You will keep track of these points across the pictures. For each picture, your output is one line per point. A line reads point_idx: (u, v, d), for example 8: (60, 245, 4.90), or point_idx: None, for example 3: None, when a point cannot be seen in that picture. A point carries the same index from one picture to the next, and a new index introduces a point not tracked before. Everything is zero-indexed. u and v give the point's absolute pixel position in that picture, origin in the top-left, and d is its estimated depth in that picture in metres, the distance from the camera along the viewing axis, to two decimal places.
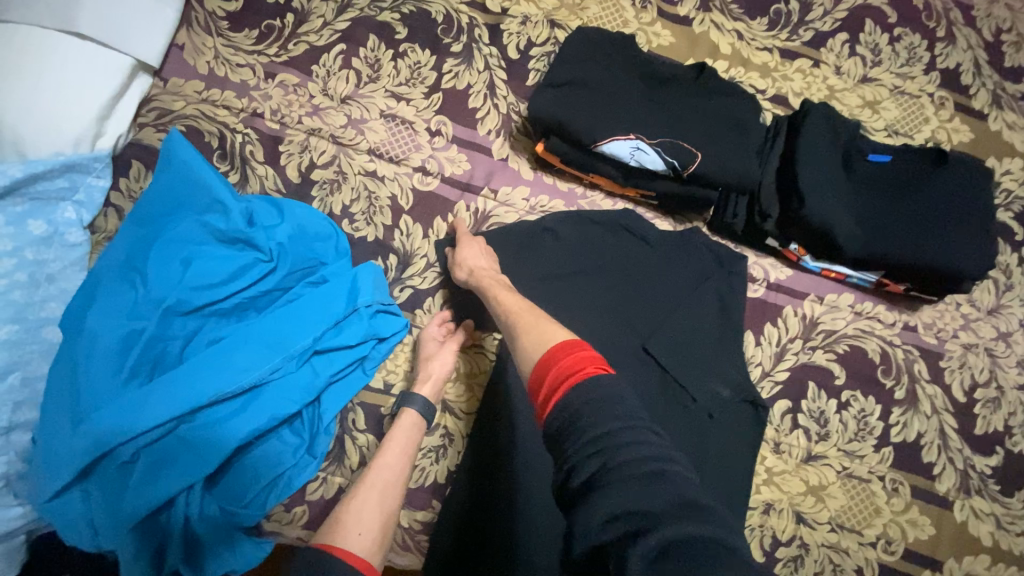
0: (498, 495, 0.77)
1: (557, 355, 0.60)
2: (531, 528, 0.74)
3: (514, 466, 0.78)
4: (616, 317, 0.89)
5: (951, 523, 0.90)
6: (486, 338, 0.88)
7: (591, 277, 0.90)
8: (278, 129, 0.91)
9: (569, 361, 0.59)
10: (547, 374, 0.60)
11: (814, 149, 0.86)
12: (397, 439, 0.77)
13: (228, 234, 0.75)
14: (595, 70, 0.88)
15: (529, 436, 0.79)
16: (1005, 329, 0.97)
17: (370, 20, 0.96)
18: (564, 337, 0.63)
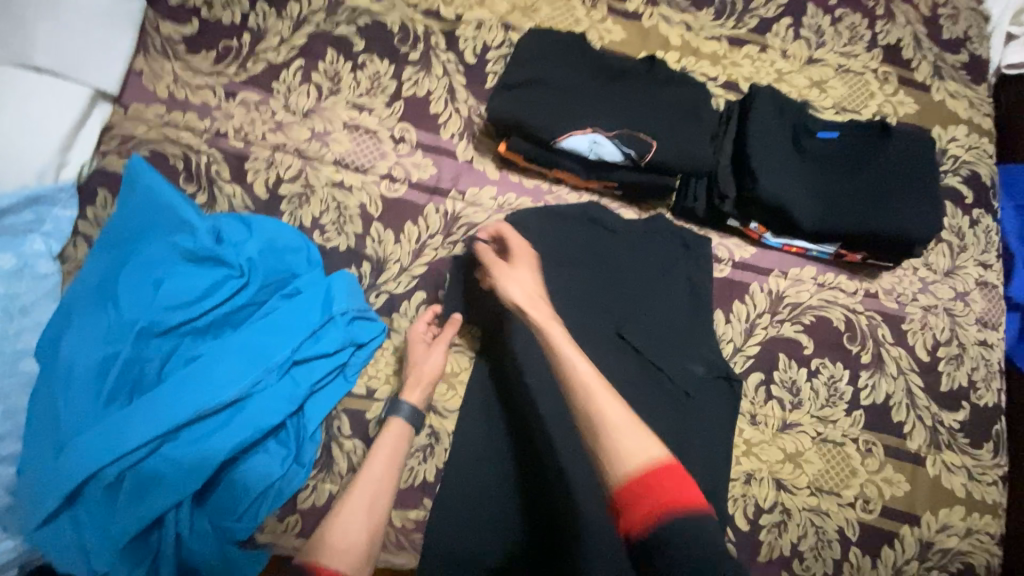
0: (489, 483, 0.82)
1: (658, 481, 0.53)
2: (523, 510, 0.81)
3: (502, 456, 0.83)
4: (591, 306, 0.92)
5: (925, 479, 0.94)
6: (466, 336, 0.90)
7: (565, 269, 0.93)
8: (243, 147, 0.92)
9: (670, 495, 0.53)
10: (641, 497, 0.53)
11: (763, 130, 0.90)
12: (387, 441, 0.79)
13: (196, 252, 0.76)
14: (549, 69, 0.90)
15: (519, 428, 0.84)
16: (962, 289, 1.01)
17: (327, 34, 0.99)
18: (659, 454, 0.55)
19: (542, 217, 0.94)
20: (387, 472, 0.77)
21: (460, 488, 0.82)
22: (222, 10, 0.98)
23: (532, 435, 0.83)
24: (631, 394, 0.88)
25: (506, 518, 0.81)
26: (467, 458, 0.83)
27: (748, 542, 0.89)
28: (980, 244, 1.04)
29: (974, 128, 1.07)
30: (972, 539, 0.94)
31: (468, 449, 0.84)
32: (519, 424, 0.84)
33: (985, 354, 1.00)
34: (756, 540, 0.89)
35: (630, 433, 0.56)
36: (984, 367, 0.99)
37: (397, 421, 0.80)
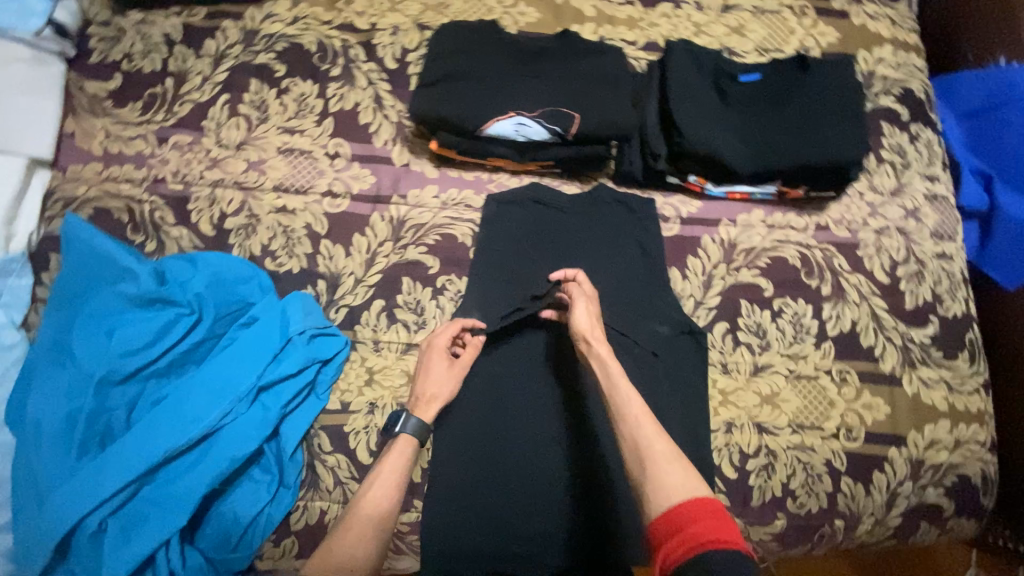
0: (489, 472, 0.86)
1: (695, 515, 0.59)
2: (525, 492, 0.86)
3: (501, 443, 0.87)
4: None
5: (905, 398, 0.94)
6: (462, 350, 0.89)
7: (531, 254, 0.96)
8: (182, 190, 0.94)
9: (705, 528, 0.58)
10: (677, 529, 0.59)
11: (684, 84, 0.92)
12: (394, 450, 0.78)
13: (142, 297, 0.77)
14: (466, 61, 0.92)
15: (514, 415, 0.89)
16: (912, 206, 1.02)
17: (248, 65, 1.00)
18: (700, 495, 0.62)
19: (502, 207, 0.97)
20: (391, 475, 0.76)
21: (460, 479, 0.86)
22: (143, 60, 1.00)
23: (527, 418, 0.89)
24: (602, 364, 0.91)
25: (506, 502, 0.85)
26: (465, 451, 0.87)
27: (739, 490, 0.90)
28: (922, 159, 1.05)
29: (899, 46, 1.08)
30: (962, 449, 0.95)
31: (462, 443, 0.87)
32: (511, 412, 0.89)
33: (946, 266, 1.00)
34: (747, 486, 0.90)
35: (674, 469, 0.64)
36: (947, 279, 1.00)
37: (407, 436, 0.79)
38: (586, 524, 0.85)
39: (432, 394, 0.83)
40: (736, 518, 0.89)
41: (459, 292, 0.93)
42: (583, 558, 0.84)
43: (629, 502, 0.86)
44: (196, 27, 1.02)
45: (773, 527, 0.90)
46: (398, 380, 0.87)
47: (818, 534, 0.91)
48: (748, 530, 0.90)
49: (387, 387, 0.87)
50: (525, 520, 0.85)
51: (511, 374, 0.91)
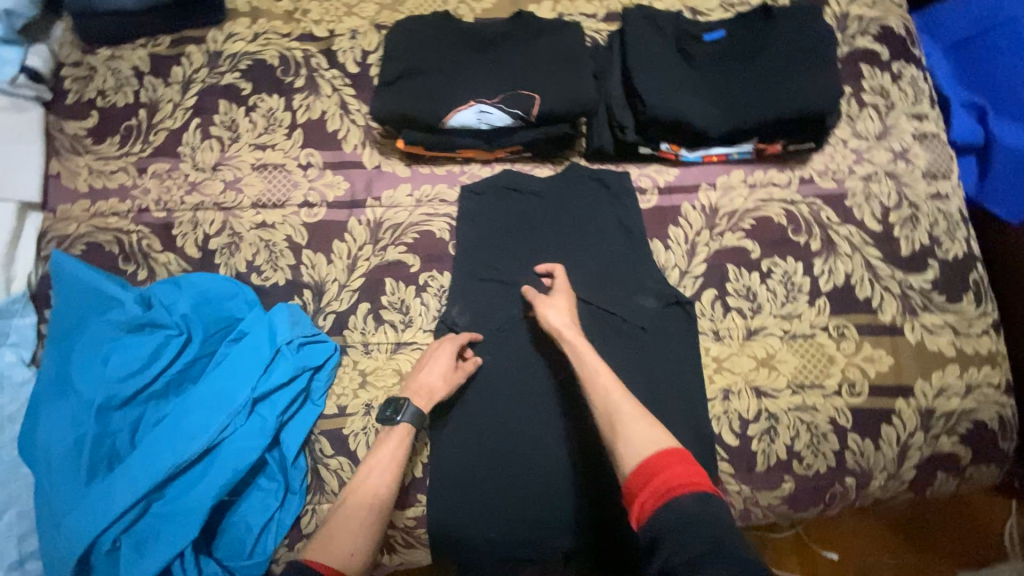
0: (489, 461, 0.86)
1: (665, 464, 0.62)
2: (526, 477, 0.86)
3: (498, 432, 0.87)
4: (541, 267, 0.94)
5: (908, 348, 0.91)
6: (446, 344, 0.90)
7: (510, 241, 0.95)
8: (166, 216, 0.97)
9: (675, 474, 0.61)
10: (649, 478, 0.62)
11: (645, 50, 0.90)
12: (390, 439, 0.79)
13: (131, 322, 0.80)
14: (422, 55, 0.92)
15: (508, 404, 0.88)
16: (901, 148, 0.98)
17: (215, 87, 1.02)
18: (668, 446, 0.65)
19: (476, 197, 0.96)
20: (387, 462, 0.77)
21: (460, 471, 0.86)
22: (116, 95, 1.03)
23: (522, 406, 0.88)
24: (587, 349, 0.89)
25: (508, 490, 0.86)
26: (463, 443, 0.87)
27: (742, 456, 0.89)
28: (908, 98, 1.00)
29: None
30: (975, 394, 0.91)
31: (458, 435, 0.88)
32: (505, 401, 0.88)
33: (942, 206, 0.96)
34: (750, 451, 0.89)
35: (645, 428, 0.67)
36: (944, 219, 0.96)
37: (405, 423, 0.79)
38: (591, 506, 0.85)
39: (428, 385, 0.82)
40: (742, 485, 0.88)
41: (441, 288, 0.94)
42: (590, 537, 0.85)
43: None
44: (163, 56, 1.05)
45: (782, 490, 0.89)
46: (390, 380, 0.88)
47: (829, 494, 0.89)
48: (756, 495, 0.89)
49: (380, 387, 0.88)
50: (529, 506, 0.85)
51: (501, 363, 0.90)
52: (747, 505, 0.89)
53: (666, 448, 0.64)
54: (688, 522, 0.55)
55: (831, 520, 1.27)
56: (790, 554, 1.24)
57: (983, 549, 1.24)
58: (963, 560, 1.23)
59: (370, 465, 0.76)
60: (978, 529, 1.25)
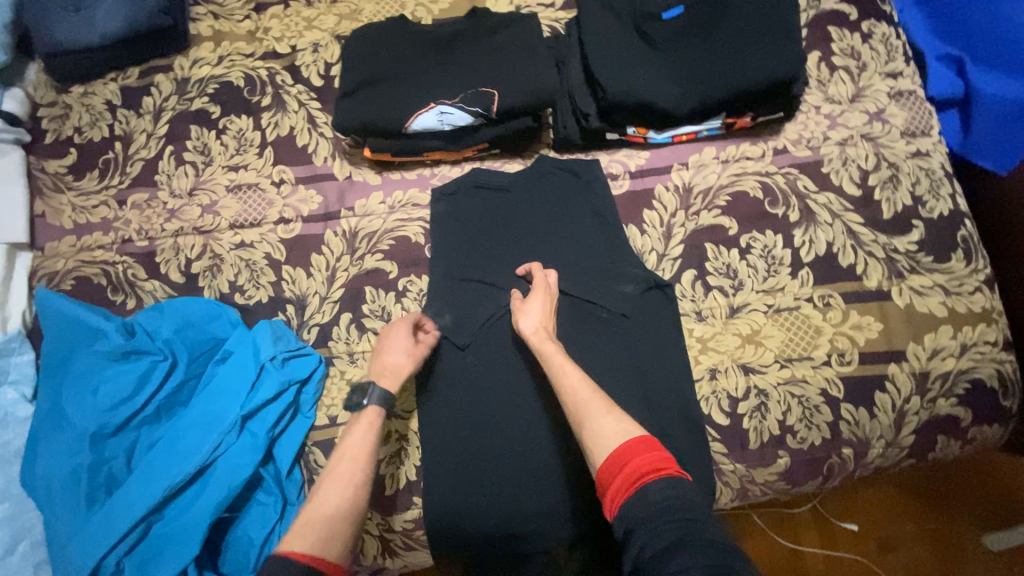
0: (481, 460, 0.87)
1: (633, 452, 0.61)
2: (518, 472, 0.86)
3: (486, 431, 0.88)
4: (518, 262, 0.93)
5: (897, 312, 0.89)
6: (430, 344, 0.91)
7: (485, 238, 0.95)
8: (148, 245, 0.99)
9: (643, 461, 0.60)
10: (620, 469, 0.61)
11: (602, 35, 0.89)
12: (362, 422, 0.78)
13: (118, 351, 0.83)
14: (381, 62, 0.92)
15: (495, 401, 0.88)
16: (876, 109, 0.96)
17: (185, 113, 1.04)
18: (637, 435, 0.64)
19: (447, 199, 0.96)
20: (361, 444, 0.75)
21: (452, 472, 0.87)
22: (91, 130, 1.05)
23: (508, 403, 0.88)
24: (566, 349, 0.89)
25: (501, 486, 0.86)
26: (453, 444, 0.88)
27: (734, 435, 0.88)
28: (880, 57, 0.98)
29: None
30: (971, 354, 0.89)
31: (448, 436, 0.88)
32: (491, 399, 0.89)
33: (923, 164, 0.94)
34: (742, 430, 0.88)
35: (609, 418, 0.67)
36: (926, 177, 0.93)
37: (373, 405, 0.79)
38: (585, 496, 0.85)
39: (393, 365, 0.83)
40: (736, 464, 0.88)
41: (421, 291, 0.94)
42: (586, 528, 0.85)
43: None
44: (133, 87, 1.07)
45: (777, 466, 0.87)
46: None
47: (826, 466, 0.88)
48: (751, 473, 0.88)
49: None
50: (524, 501, 0.85)
51: (484, 362, 0.90)
52: (743, 484, 0.88)
53: (633, 437, 0.63)
54: (664, 508, 0.55)
55: (850, 490, 1.26)
56: (810, 527, 1.23)
57: (1009, 509, 1.21)
58: (989, 521, 1.21)
59: (345, 449, 0.74)
60: (1003, 489, 1.23)
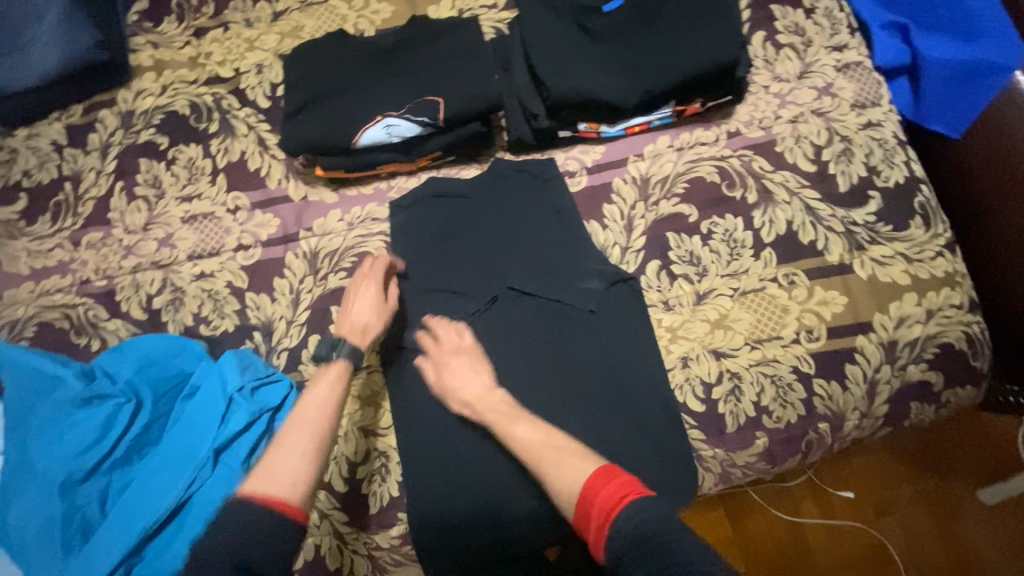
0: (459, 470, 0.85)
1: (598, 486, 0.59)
2: (498, 478, 0.84)
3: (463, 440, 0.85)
4: (481, 267, 0.92)
5: (860, 284, 0.90)
6: (401, 358, 0.90)
7: (446, 246, 0.94)
8: (108, 284, 0.97)
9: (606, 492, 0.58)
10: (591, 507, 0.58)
11: (543, 35, 0.89)
12: (325, 377, 0.76)
13: (82, 396, 0.83)
14: (324, 78, 0.91)
15: None
16: (824, 84, 0.97)
17: (134, 146, 1.02)
18: (597, 469, 0.61)
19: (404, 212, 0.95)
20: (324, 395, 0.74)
21: (431, 486, 0.85)
22: (40, 172, 1.03)
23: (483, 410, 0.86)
24: (511, 379, 0.87)
25: (482, 494, 0.83)
26: (430, 454, 0.86)
27: (711, 419, 0.88)
28: (823, 32, 0.99)
29: None
30: (937, 319, 0.89)
31: (424, 448, 0.86)
32: None
33: (875, 134, 0.95)
34: (718, 415, 0.88)
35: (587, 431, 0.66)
36: (879, 147, 0.94)
37: (340, 359, 0.77)
38: None
39: (361, 324, 0.82)
40: (716, 449, 0.88)
41: None
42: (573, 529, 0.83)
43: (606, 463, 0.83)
44: (78, 125, 1.04)
45: (756, 447, 0.88)
46: (351, 406, 0.90)
47: (805, 443, 0.88)
48: (731, 456, 0.88)
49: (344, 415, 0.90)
50: (507, 508, 0.83)
51: None
52: (725, 467, 0.88)
53: (596, 473, 0.60)
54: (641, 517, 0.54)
55: (843, 460, 1.27)
56: (808, 500, 1.24)
57: (1000, 461, 1.23)
58: (981, 475, 1.23)
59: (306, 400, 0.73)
60: (991, 443, 1.24)
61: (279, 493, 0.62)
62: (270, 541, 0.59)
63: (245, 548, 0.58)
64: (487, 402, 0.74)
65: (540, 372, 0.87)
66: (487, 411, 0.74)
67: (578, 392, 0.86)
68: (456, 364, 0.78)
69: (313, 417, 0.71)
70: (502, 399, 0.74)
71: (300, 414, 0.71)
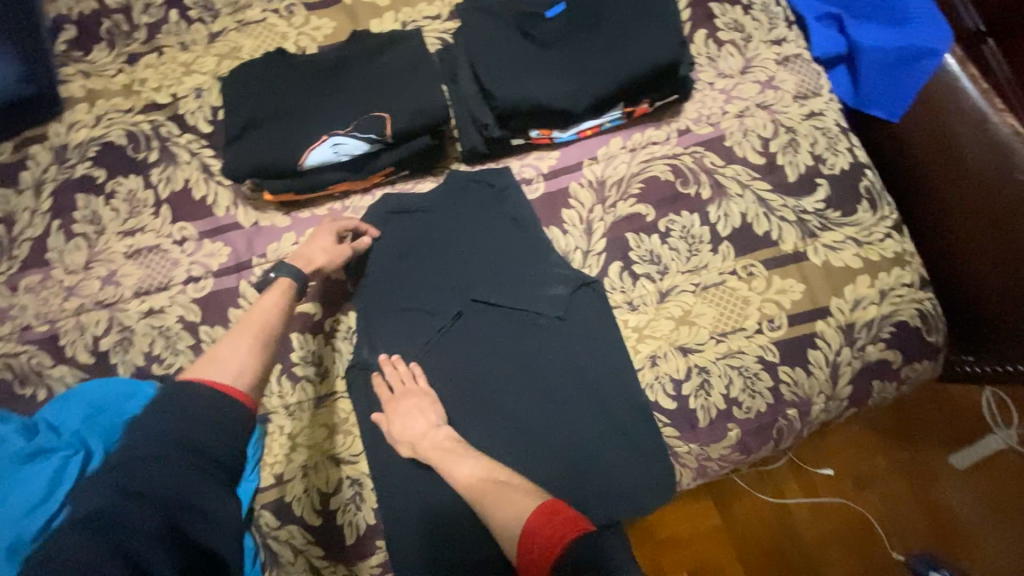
0: (435, 493, 0.82)
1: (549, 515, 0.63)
2: None
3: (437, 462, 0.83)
4: (443, 280, 0.90)
5: (815, 271, 0.92)
6: (368, 381, 0.88)
7: (407, 262, 0.92)
8: (49, 328, 0.91)
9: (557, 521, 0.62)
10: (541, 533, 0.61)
11: (487, 44, 0.89)
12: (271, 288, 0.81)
13: (26, 452, 0.77)
14: (266, 99, 0.88)
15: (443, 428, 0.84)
16: (766, 78, 0.99)
17: (69, 182, 0.97)
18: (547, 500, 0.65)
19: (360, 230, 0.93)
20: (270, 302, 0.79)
21: (407, 511, 0.82)
22: None
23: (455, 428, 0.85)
24: (479, 396, 0.86)
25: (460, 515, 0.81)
26: (404, 478, 0.83)
27: (683, 415, 0.88)
28: (762, 27, 1.01)
29: None
30: (891, 298, 0.92)
31: (398, 472, 0.84)
32: None
33: (818, 124, 0.97)
34: (690, 411, 0.88)
35: None
36: (823, 136, 0.97)
37: (283, 277, 0.81)
38: None
39: (309, 256, 0.85)
40: (690, 444, 0.88)
41: (350, 329, 0.92)
42: None
43: (583, 470, 0.82)
44: (5, 163, 0.98)
45: (729, 439, 0.88)
46: (319, 434, 0.87)
47: (776, 430, 0.89)
48: (706, 450, 0.88)
49: (313, 445, 0.87)
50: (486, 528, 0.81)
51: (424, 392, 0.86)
52: (701, 462, 0.89)
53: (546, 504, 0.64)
54: None
55: (820, 437, 1.30)
56: (788, 481, 1.26)
57: (967, 425, 1.28)
58: (950, 440, 1.27)
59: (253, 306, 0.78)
60: (954, 408, 1.29)
61: (228, 382, 0.68)
62: (224, 424, 0.64)
63: (200, 429, 0.62)
64: (432, 438, 0.80)
65: (510, 384, 0.86)
66: (430, 449, 0.79)
67: (552, 400, 0.85)
68: (403, 406, 0.83)
69: (257, 321, 0.76)
70: (447, 435, 0.80)
71: (246, 323, 0.75)
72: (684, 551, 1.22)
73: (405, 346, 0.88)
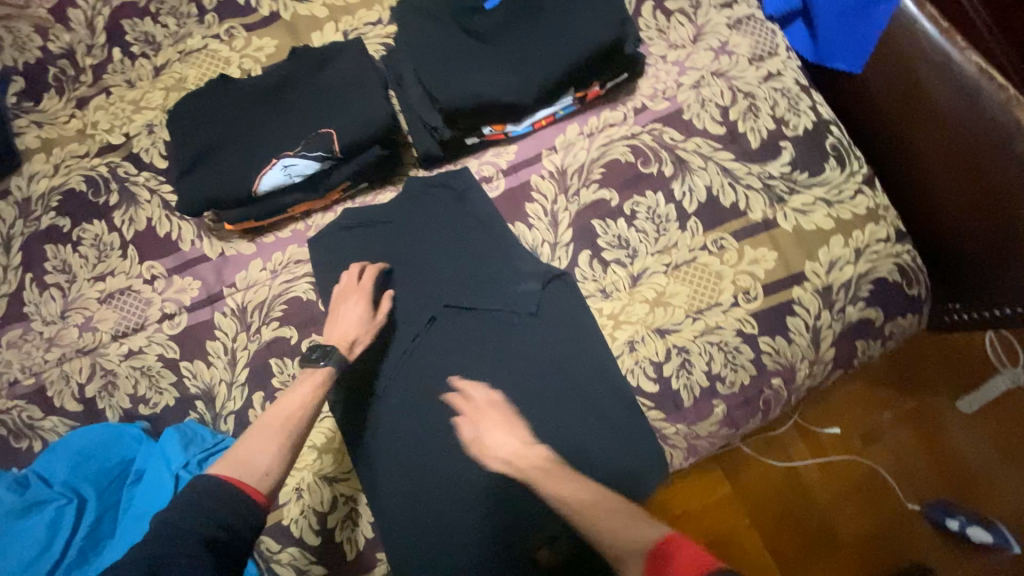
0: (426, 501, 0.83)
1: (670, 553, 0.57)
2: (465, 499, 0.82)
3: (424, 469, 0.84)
4: (414, 287, 0.90)
5: (787, 236, 0.91)
6: (347, 399, 0.88)
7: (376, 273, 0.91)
8: (36, 381, 0.92)
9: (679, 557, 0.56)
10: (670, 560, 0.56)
11: (428, 45, 0.88)
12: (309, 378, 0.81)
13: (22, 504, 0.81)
14: (214, 128, 0.88)
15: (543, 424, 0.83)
16: (718, 44, 0.96)
17: (37, 234, 0.97)
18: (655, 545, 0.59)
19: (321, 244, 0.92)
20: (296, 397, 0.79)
21: (401, 520, 0.83)
22: None
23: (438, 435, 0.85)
24: None
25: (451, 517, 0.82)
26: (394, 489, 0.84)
27: (667, 395, 0.88)
28: None
29: None
30: (867, 256, 0.90)
31: (387, 484, 0.85)
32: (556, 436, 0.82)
33: (777, 85, 0.95)
34: (674, 393, 0.87)
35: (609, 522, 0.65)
36: (783, 98, 0.94)
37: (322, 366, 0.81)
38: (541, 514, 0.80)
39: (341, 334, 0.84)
40: (677, 425, 0.87)
41: None
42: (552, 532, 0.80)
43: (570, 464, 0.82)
44: None
45: (715, 416, 0.88)
46: (307, 457, 0.87)
47: (761, 401, 0.89)
48: (694, 429, 0.88)
49: (302, 467, 0.87)
50: (478, 528, 0.81)
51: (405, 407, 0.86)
52: (690, 441, 0.88)
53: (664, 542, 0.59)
54: None
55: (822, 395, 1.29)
56: (794, 441, 1.25)
57: (972, 368, 1.26)
58: (953, 383, 1.26)
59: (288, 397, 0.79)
60: (956, 355, 1.27)
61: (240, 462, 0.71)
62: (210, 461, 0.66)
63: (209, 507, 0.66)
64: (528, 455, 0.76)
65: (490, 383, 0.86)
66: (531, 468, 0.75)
67: (533, 395, 0.85)
68: (491, 422, 0.79)
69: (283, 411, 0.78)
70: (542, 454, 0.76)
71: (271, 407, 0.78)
72: (698, 523, 1.22)
73: (381, 360, 0.88)
